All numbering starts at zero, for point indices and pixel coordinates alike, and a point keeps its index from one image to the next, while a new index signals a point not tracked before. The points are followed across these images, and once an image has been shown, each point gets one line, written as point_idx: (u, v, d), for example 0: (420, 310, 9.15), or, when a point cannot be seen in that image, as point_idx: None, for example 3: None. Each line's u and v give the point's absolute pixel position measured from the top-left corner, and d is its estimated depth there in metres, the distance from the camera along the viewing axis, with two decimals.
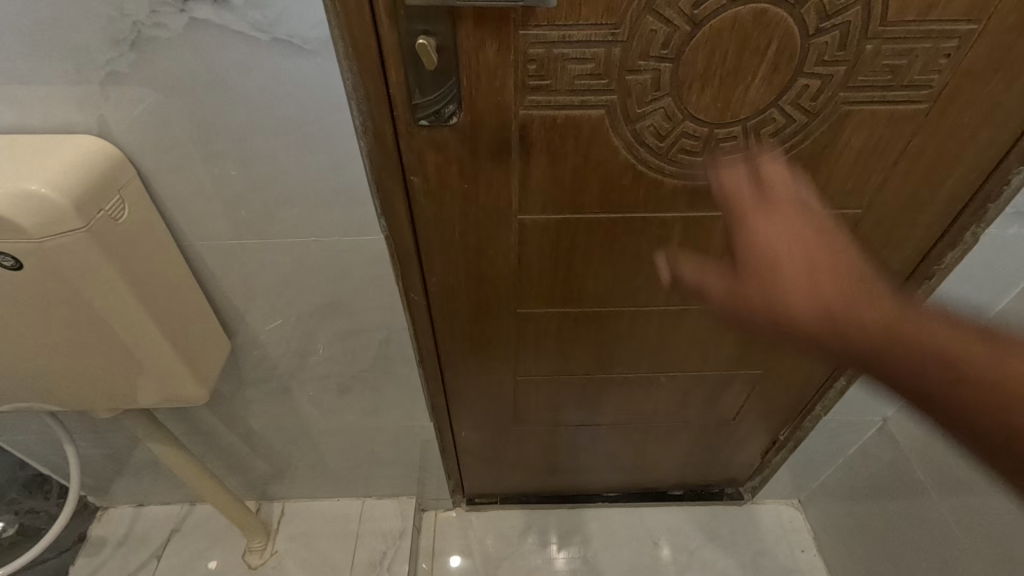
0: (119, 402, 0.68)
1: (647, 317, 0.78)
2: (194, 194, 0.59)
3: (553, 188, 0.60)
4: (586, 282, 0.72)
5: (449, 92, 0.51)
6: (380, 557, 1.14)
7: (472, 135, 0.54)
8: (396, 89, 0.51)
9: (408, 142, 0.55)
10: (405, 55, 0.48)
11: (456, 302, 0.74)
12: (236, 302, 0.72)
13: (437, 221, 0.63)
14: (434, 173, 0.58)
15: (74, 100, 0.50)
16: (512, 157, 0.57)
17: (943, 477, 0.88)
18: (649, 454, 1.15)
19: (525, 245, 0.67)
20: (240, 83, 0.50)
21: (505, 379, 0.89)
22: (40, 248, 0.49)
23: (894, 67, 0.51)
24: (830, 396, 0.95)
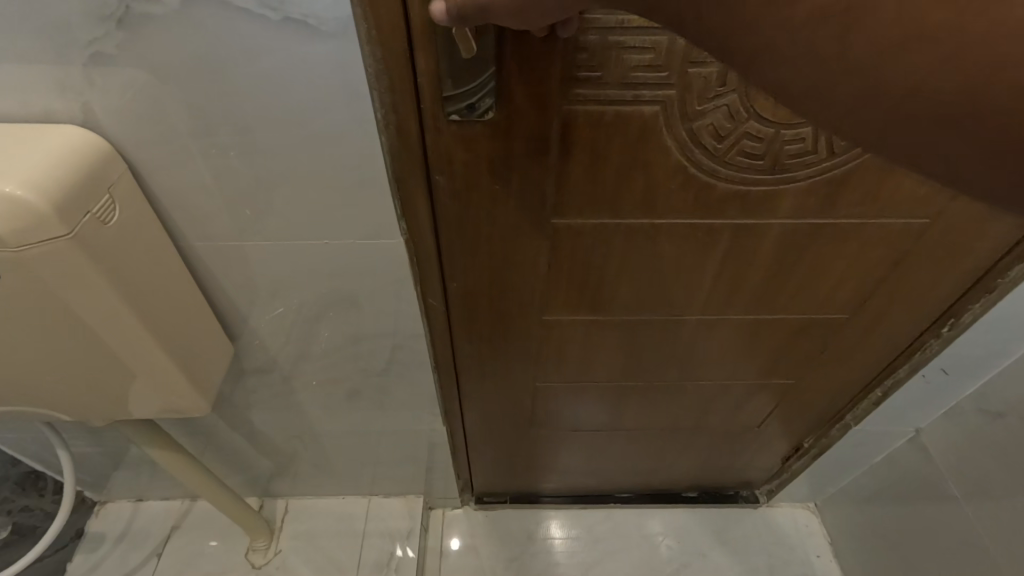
0: (114, 412, 0.63)
1: (680, 326, 0.73)
2: (193, 192, 0.53)
3: (592, 191, 0.54)
4: (619, 289, 0.67)
5: (486, 83, 0.44)
6: (388, 558, 1.11)
7: (508, 132, 0.48)
8: (425, 79, 0.44)
9: (435, 139, 0.49)
10: (438, 40, 0.42)
11: (477, 308, 0.68)
12: (240, 305, 0.67)
13: (461, 225, 0.57)
14: (462, 173, 0.51)
15: (53, 85, 0.44)
16: (551, 156, 0.51)
17: (978, 493, 0.84)
18: (666, 459, 1.11)
19: (557, 250, 0.61)
20: (245, 67, 0.44)
21: (525, 385, 0.85)
22: (18, 257, 0.43)
23: None
24: (863, 406, 0.91)
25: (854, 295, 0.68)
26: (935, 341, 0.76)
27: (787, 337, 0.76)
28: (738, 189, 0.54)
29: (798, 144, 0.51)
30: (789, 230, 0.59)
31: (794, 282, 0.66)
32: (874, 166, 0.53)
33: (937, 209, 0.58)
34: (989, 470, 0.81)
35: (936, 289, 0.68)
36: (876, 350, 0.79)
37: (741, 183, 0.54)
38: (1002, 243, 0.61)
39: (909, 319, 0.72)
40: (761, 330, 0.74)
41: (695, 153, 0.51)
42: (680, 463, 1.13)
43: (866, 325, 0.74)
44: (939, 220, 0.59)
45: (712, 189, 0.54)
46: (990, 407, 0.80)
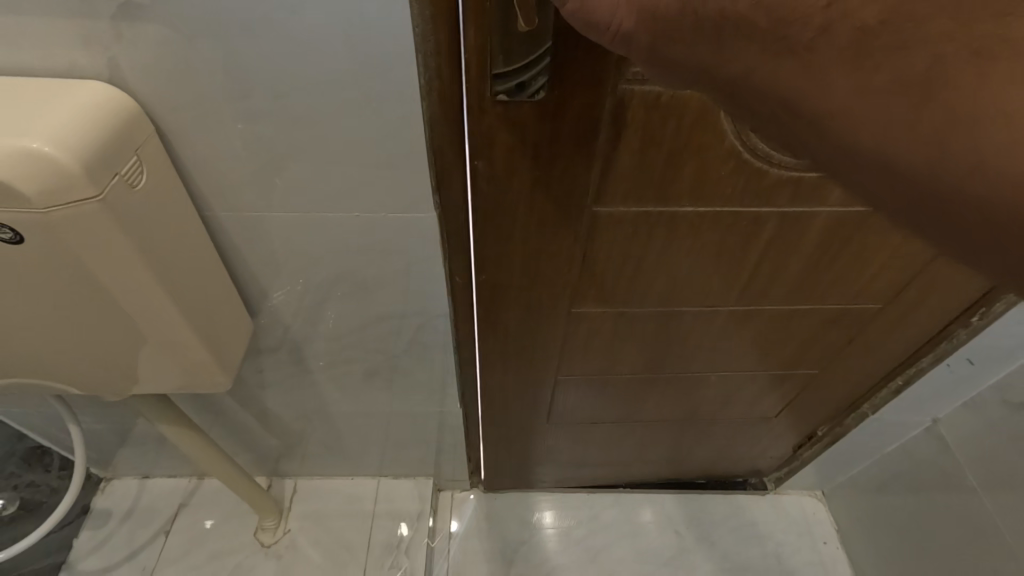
0: (133, 384, 0.62)
1: (713, 317, 0.73)
2: (221, 160, 0.51)
3: (638, 176, 0.53)
4: (655, 279, 0.66)
5: (541, 59, 0.41)
6: (397, 539, 1.11)
7: (557, 113, 0.45)
8: (474, 53, 0.41)
9: (478, 119, 0.46)
10: (494, 10, 0.38)
11: (504, 304, 0.66)
12: (262, 280, 0.65)
13: (498, 213, 0.54)
14: (502, 159, 0.49)
15: (78, 37, 0.41)
16: (598, 140, 0.48)
17: (996, 483, 0.84)
18: (681, 449, 1.11)
19: (592, 241, 0.60)
20: (284, 25, 0.41)
21: (545, 379, 0.83)
22: (45, 219, 0.41)
23: None
24: (881, 397, 0.93)
25: (893, 281, 0.68)
26: (964, 330, 0.78)
27: (822, 326, 0.76)
28: (790, 174, 0.54)
29: None
30: (835, 220, 0.59)
31: (834, 269, 0.66)
32: None
33: None
34: (1008, 459, 0.81)
35: (973, 276, 0.67)
36: (904, 335, 0.79)
37: (793, 167, 0.53)
38: None
39: (943, 307, 0.74)
40: (793, 320, 0.74)
41: (750, 139, 0.50)
42: (694, 454, 1.13)
43: (898, 315, 0.75)
44: None
45: (763, 175, 0.54)
46: (1014, 398, 0.79)
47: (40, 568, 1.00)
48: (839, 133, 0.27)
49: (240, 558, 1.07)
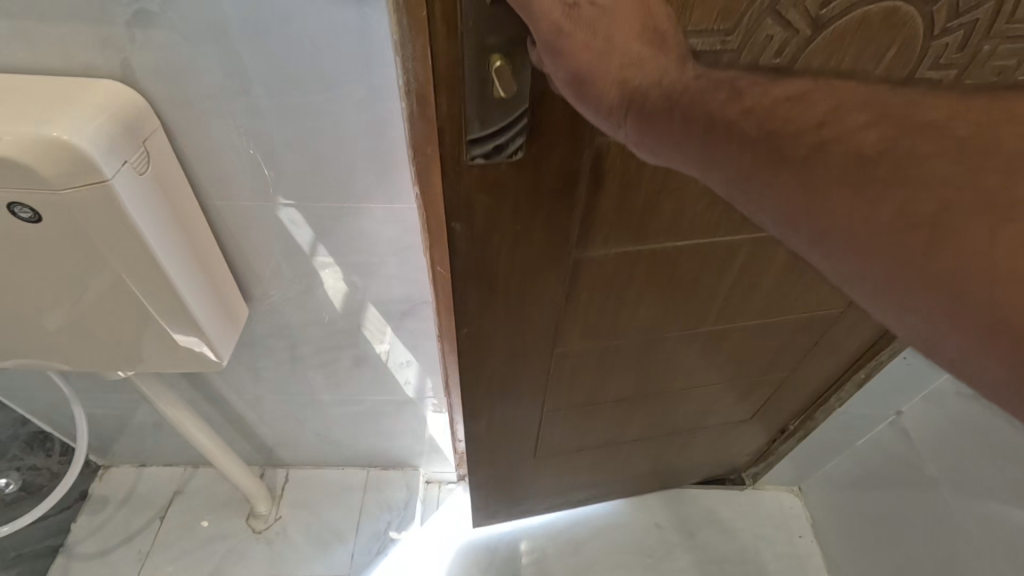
0: (135, 361, 0.67)
1: (692, 340, 0.78)
2: (219, 153, 0.56)
3: (618, 219, 0.57)
4: (636, 309, 0.70)
5: (517, 123, 0.45)
6: (383, 529, 1.16)
7: (536, 165, 0.49)
8: (451, 120, 0.44)
9: (456, 180, 0.49)
10: (469, 81, 0.42)
11: (484, 349, 0.70)
12: (257, 267, 0.70)
13: (483, 261, 0.57)
14: (481, 213, 0.52)
15: (93, 39, 0.46)
16: (578, 190, 0.53)
17: (956, 472, 0.88)
18: (664, 459, 1.14)
19: (575, 282, 0.64)
20: (277, 30, 0.47)
21: (533, 408, 0.86)
22: (61, 198, 0.46)
23: (1001, 69, 0.45)
24: (846, 392, 0.99)
25: None
26: None
27: (794, 330, 0.81)
28: None
29: None
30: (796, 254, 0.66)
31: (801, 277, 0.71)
32: None
33: None
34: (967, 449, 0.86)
35: None
36: (866, 328, 0.84)
37: None
38: None
39: None
40: (766, 333, 0.80)
41: None
42: (679, 463, 1.16)
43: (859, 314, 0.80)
44: None
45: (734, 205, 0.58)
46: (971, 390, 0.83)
47: (39, 549, 1.04)
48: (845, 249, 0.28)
49: (232, 543, 1.11)
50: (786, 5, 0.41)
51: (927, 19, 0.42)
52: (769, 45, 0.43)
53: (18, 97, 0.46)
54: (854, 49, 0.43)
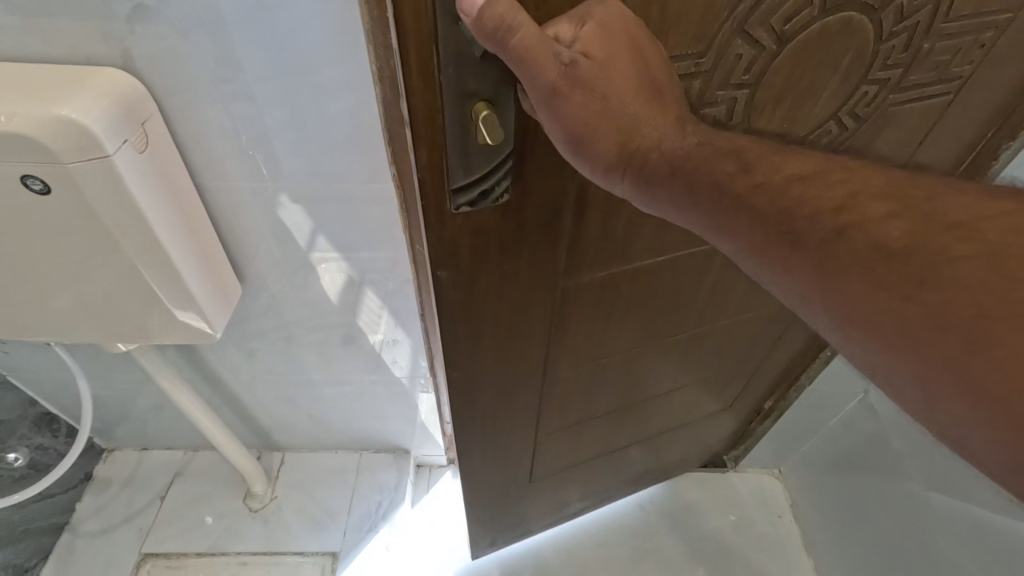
0: (134, 332, 0.72)
1: (674, 346, 0.85)
2: (210, 136, 0.61)
3: (599, 246, 0.61)
4: (621, 323, 0.75)
5: (500, 168, 0.48)
6: (375, 506, 1.20)
7: (520, 205, 0.52)
8: (434, 170, 0.46)
9: (443, 227, 0.51)
10: (454, 131, 0.44)
11: (474, 384, 0.72)
12: (249, 246, 0.75)
13: (471, 298, 0.60)
14: (467, 256, 0.55)
15: (99, 33, 0.52)
16: (563, 221, 0.56)
17: (914, 434, 0.95)
18: (652, 458, 1.16)
19: (564, 308, 0.68)
20: (263, 22, 0.52)
21: (526, 431, 0.88)
22: (69, 171, 0.52)
23: (938, 64, 0.55)
24: (813, 368, 1.05)
25: None
26: None
27: (763, 318, 0.87)
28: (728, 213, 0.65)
29: None
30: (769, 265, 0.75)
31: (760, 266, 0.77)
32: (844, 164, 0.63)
33: None
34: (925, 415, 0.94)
35: None
36: None
37: None
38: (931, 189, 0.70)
39: None
40: (737, 326, 0.87)
41: None
42: (667, 457, 1.19)
43: None
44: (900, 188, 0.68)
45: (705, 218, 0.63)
46: None
47: (46, 525, 1.09)
48: (839, 307, 0.35)
49: (229, 522, 1.16)
50: (754, 25, 0.47)
51: (876, 24, 0.50)
52: (738, 63, 0.49)
53: (30, 82, 0.51)
54: (815, 55, 0.51)
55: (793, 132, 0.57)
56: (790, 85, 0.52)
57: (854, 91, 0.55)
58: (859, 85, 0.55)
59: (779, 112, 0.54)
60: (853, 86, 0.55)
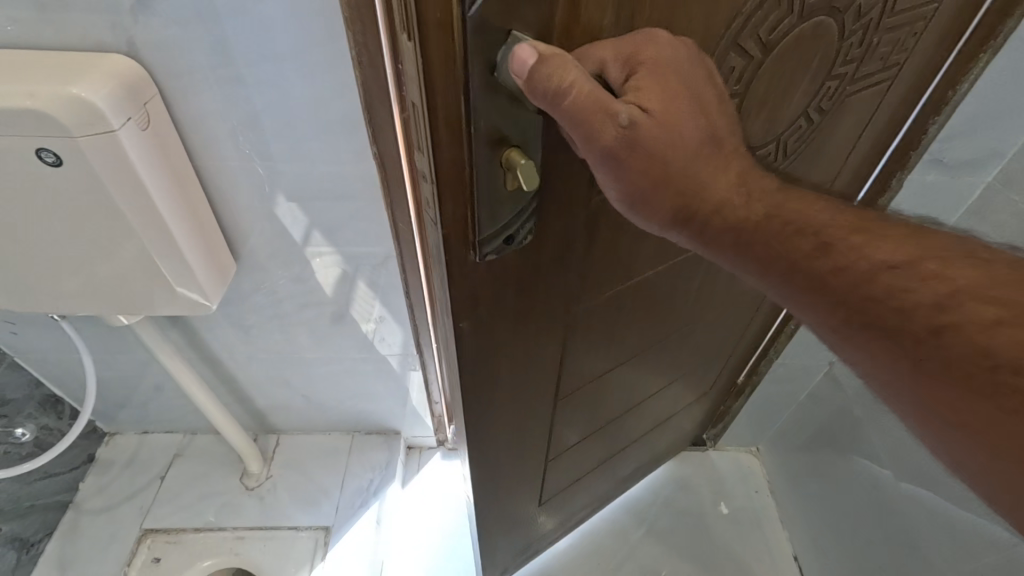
0: (135, 304, 0.78)
1: (667, 346, 0.90)
2: (206, 118, 0.67)
3: (604, 269, 0.65)
4: (624, 335, 0.79)
5: (524, 208, 0.48)
6: (367, 483, 1.24)
7: (536, 242, 0.54)
8: (458, 220, 0.46)
9: (468, 274, 0.51)
10: (483, 180, 0.44)
11: (494, 421, 0.73)
12: (243, 225, 0.81)
13: (490, 338, 0.60)
14: (487, 301, 0.55)
15: (106, 21, 0.57)
16: (574, 248, 0.59)
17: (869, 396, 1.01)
18: (643, 453, 1.20)
19: (574, 331, 0.71)
20: (252, 11, 0.57)
21: (537, 454, 0.90)
22: (79, 144, 0.57)
23: (884, 55, 0.60)
24: (781, 340, 1.09)
25: None
26: None
27: (736, 300, 0.92)
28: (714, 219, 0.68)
29: (766, 158, 0.62)
30: None
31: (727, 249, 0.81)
32: (810, 153, 0.67)
33: (841, 166, 0.73)
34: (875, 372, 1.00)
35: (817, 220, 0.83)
36: None
37: None
38: (869, 164, 0.76)
39: None
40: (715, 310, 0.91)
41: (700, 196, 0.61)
42: (654, 447, 1.22)
43: None
44: (845, 168, 0.74)
45: None
46: None
47: (51, 503, 1.13)
48: (886, 368, 0.43)
49: (226, 499, 1.21)
50: (745, 37, 0.49)
51: (839, 24, 0.54)
52: (732, 74, 0.51)
53: (44, 65, 0.57)
54: (791, 58, 0.54)
55: (770, 132, 0.60)
56: (772, 89, 0.55)
57: (821, 87, 0.59)
58: (825, 81, 0.59)
59: (762, 115, 0.57)
60: (819, 82, 0.58)
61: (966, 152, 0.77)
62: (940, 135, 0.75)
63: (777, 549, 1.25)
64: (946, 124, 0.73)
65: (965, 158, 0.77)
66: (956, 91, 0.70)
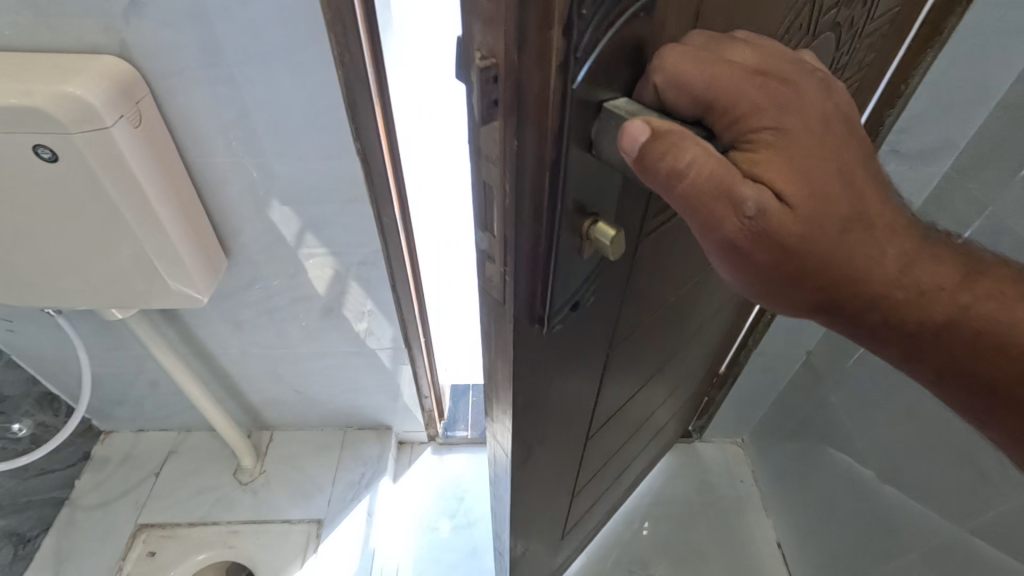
0: (130, 298, 0.81)
1: (678, 359, 0.89)
2: (196, 116, 0.70)
3: (644, 306, 0.60)
4: (652, 359, 0.76)
5: (592, 268, 0.43)
6: (359, 476, 1.27)
7: (596, 298, 0.48)
8: (530, 295, 0.40)
9: (534, 347, 0.45)
10: (563, 252, 0.38)
11: (539, 475, 0.69)
12: (234, 222, 0.84)
13: (542, 404, 0.54)
14: (546, 368, 0.49)
15: (101, 24, 0.61)
16: (624, 292, 0.53)
17: (841, 379, 1.05)
18: (644, 460, 1.20)
19: (611, 373, 0.66)
20: (237, 13, 0.60)
21: (564, 496, 0.86)
22: (74, 140, 0.60)
23: (861, 59, 0.62)
24: (759, 329, 1.11)
25: None
26: None
27: (732, 305, 0.93)
28: None
29: None
30: None
31: None
32: None
33: None
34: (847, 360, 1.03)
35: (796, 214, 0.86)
36: None
37: None
38: None
39: None
40: (716, 319, 0.91)
41: None
42: (652, 453, 1.23)
43: None
44: None
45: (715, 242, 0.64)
46: None
47: (48, 499, 1.15)
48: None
49: (220, 493, 1.23)
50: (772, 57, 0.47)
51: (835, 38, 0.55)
52: None
53: (41, 65, 0.60)
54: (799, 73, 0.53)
55: None
56: None
57: None
58: None
59: None
60: None
61: (923, 142, 0.80)
62: (895, 127, 0.79)
63: (761, 537, 1.28)
64: (900, 116, 0.78)
65: (923, 148, 0.80)
66: (907, 84, 0.74)
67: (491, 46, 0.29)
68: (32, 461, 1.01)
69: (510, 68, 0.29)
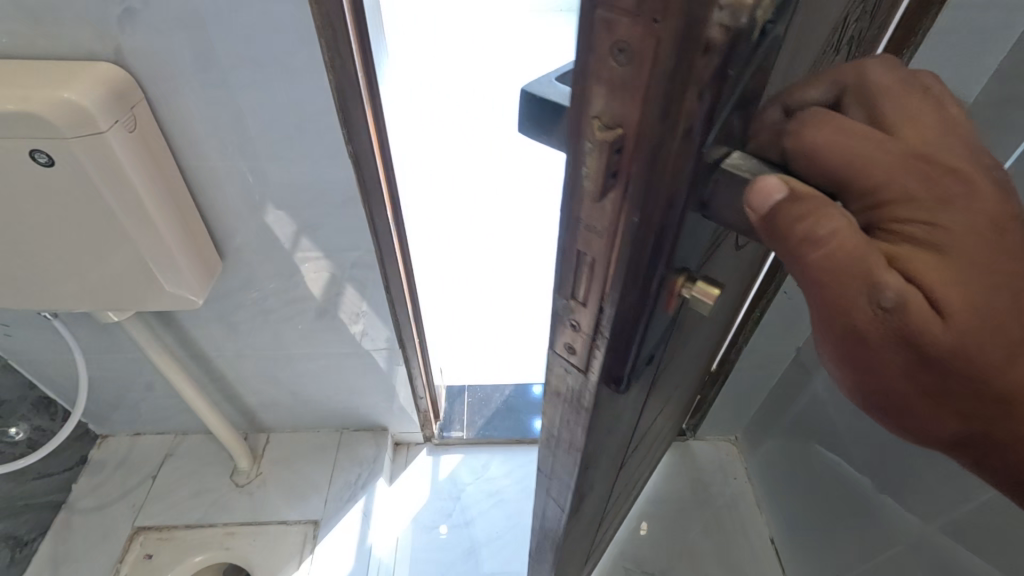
0: (126, 301, 0.82)
1: (694, 369, 0.89)
2: (190, 121, 0.71)
3: (689, 333, 0.58)
4: (679, 377, 0.75)
5: (668, 320, 0.39)
6: (355, 477, 1.27)
7: (662, 343, 0.44)
8: (610, 365, 0.35)
9: (603, 409, 0.40)
10: (652, 318, 0.34)
11: (584, 515, 0.66)
12: (229, 225, 0.85)
13: (600, 451, 0.51)
14: (611, 419, 0.45)
15: (96, 32, 0.62)
16: (681, 328, 0.50)
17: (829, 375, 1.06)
18: (654, 470, 1.19)
19: (652, 400, 0.63)
20: (229, 19, 0.62)
21: (596, 528, 0.84)
22: (69, 144, 0.61)
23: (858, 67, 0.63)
24: (748, 327, 1.13)
25: None
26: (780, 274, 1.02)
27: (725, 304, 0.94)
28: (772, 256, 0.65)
29: None
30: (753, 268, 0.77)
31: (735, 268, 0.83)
32: None
33: None
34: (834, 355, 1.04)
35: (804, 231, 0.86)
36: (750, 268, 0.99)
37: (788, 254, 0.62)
38: None
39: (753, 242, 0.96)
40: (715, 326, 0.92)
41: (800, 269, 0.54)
42: (657, 461, 1.23)
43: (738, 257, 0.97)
44: None
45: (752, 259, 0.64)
46: None
47: (45, 502, 1.16)
48: None
49: (217, 495, 1.24)
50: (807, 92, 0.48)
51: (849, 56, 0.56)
52: None
53: (37, 72, 0.61)
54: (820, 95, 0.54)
55: None
56: None
57: None
58: None
59: None
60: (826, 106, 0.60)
61: None
62: None
63: (754, 532, 1.29)
64: None
65: None
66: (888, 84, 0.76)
67: (622, 109, 0.22)
68: (28, 465, 1.01)
69: (643, 149, 0.23)
